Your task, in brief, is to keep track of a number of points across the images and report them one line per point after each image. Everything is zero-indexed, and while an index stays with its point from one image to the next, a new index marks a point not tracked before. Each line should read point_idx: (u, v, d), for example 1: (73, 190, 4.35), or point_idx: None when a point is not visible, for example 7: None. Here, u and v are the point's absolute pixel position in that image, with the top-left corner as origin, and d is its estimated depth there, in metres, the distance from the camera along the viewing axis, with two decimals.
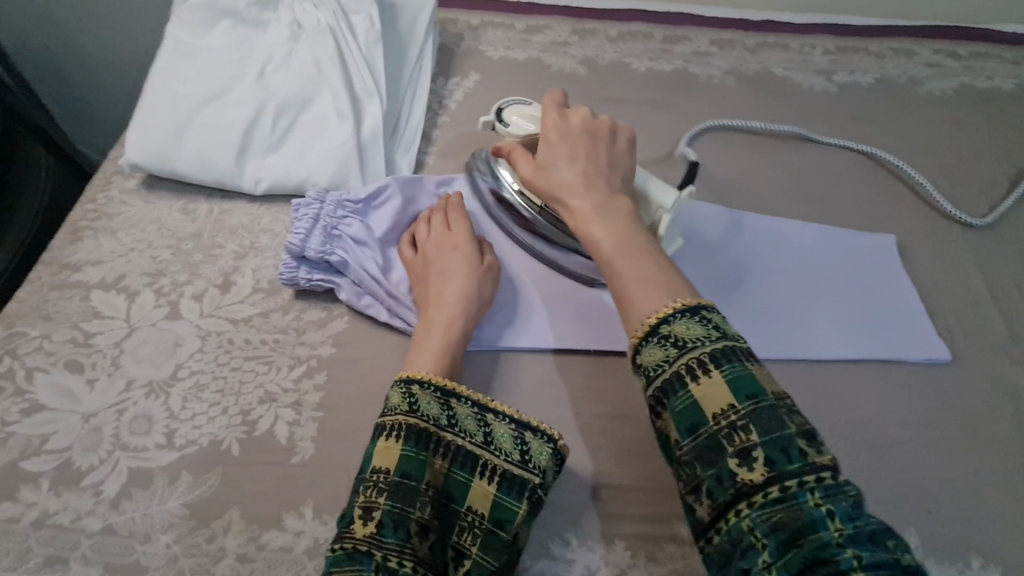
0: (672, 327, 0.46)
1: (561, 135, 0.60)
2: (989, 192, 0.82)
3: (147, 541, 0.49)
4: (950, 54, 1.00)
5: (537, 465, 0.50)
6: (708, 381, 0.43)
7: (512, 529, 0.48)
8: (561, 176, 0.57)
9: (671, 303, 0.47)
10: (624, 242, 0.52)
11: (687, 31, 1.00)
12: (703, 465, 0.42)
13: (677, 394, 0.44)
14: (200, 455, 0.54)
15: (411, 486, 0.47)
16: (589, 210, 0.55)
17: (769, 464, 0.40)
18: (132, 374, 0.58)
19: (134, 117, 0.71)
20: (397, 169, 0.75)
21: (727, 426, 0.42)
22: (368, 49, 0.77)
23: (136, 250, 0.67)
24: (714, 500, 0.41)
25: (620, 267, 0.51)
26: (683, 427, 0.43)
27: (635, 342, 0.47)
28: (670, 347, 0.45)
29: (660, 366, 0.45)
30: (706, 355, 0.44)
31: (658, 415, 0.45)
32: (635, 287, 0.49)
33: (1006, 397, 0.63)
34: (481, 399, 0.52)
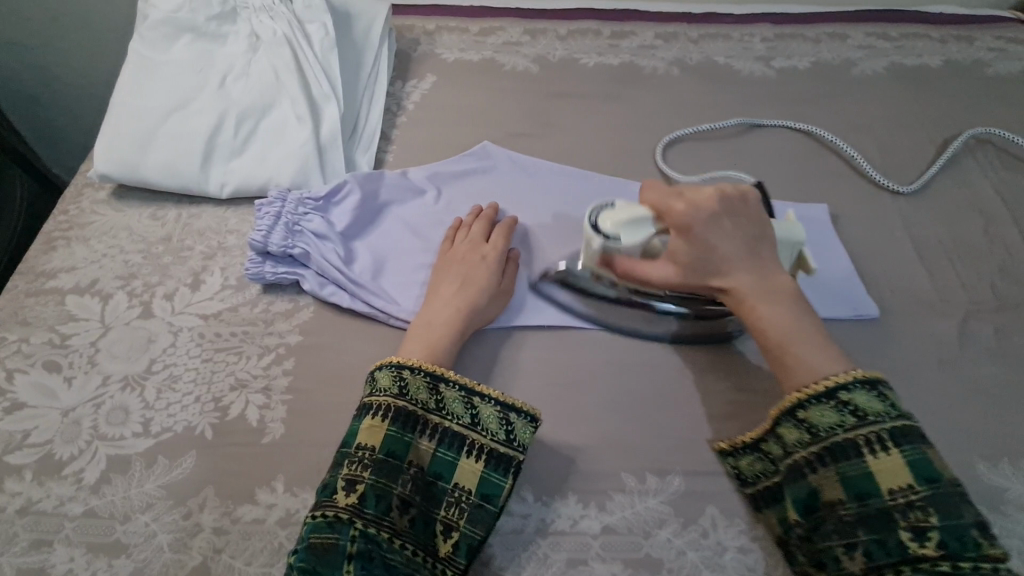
0: (851, 395, 0.51)
1: (703, 216, 0.59)
2: (916, 161, 0.88)
3: (127, 521, 0.53)
4: (881, 36, 1.06)
5: (521, 444, 0.54)
6: (887, 458, 0.49)
7: (499, 502, 0.52)
8: (716, 265, 0.58)
9: (847, 372, 0.52)
10: (794, 327, 0.55)
11: (634, 26, 1.06)
12: (867, 528, 0.48)
13: (850, 459, 0.50)
14: (175, 441, 0.57)
15: (394, 464, 0.52)
16: (752, 296, 0.57)
17: (941, 546, 0.46)
18: (109, 370, 0.61)
19: (102, 131, 0.75)
20: (357, 168, 0.79)
21: (902, 502, 0.48)
22: (323, 56, 0.81)
23: (108, 256, 0.70)
24: (872, 560, 0.47)
25: (796, 357, 0.54)
26: (851, 491, 0.50)
27: (799, 398, 0.53)
28: (846, 415, 0.51)
29: (833, 429, 0.51)
30: (886, 432, 0.50)
31: (819, 470, 0.52)
32: (803, 364, 0.54)
33: (932, 346, 0.68)
34: (467, 384, 0.56)
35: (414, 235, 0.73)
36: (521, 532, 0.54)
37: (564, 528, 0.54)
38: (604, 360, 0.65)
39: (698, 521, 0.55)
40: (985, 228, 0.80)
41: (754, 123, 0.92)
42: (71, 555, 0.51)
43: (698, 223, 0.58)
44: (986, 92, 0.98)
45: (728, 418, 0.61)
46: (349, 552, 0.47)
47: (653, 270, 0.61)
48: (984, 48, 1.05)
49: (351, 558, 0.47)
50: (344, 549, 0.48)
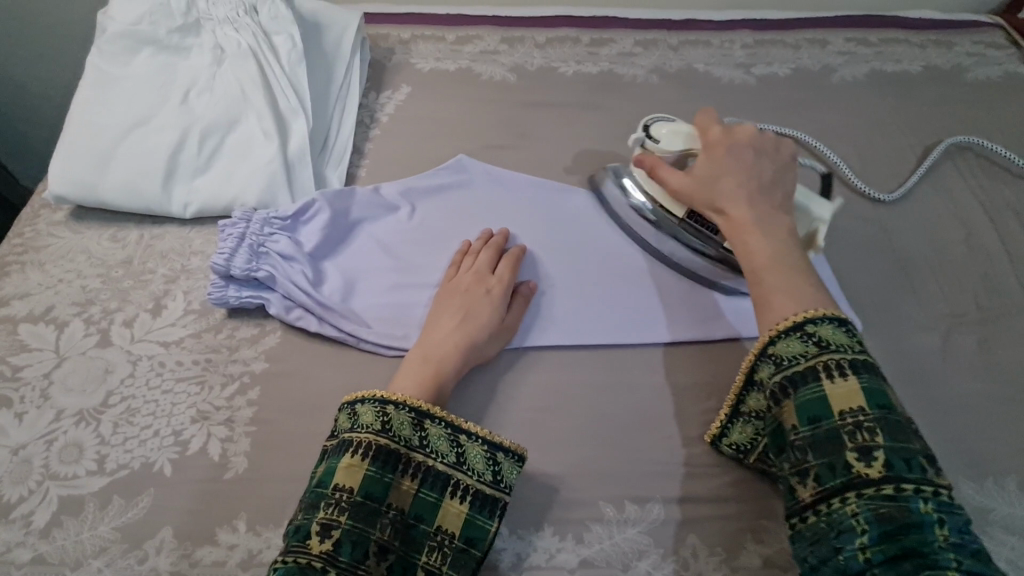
0: (818, 327, 0.49)
1: (729, 145, 0.60)
2: (897, 169, 0.87)
3: (79, 567, 0.50)
4: (861, 42, 1.05)
5: (507, 484, 0.52)
6: (843, 383, 0.46)
7: (483, 546, 0.50)
8: (722, 184, 0.58)
9: (820, 309, 0.50)
10: (779, 256, 0.54)
11: (613, 33, 1.04)
12: (817, 452, 0.45)
13: (804, 386, 0.47)
14: (132, 479, 0.54)
15: (373, 507, 0.49)
16: (747, 218, 0.56)
17: (887, 466, 0.42)
18: (62, 404, 0.58)
19: (58, 150, 0.72)
20: (327, 184, 0.77)
21: (852, 424, 0.44)
22: (291, 68, 0.78)
23: (64, 281, 0.67)
24: (820, 485, 0.44)
25: (772, 280, 0.52)
26: (804, 416, 0.46)
27: (771, 335, 0.50)
28: (810, 345, 0.48)
29: (795, 359, 0.48)
30: (846, 361, 0.47)
31: (779, 400, 0.49)
32: (783, 289, 0.52)
33: (915, 361, 0.67)
34: (455, 421, 0.53)
35: (387, 255, 0.71)
36: (495, 567, 0.52)
37: (539, 562, 0.52)
38: (583, 383, 0.63)
39: (678, 552, 0.53)
40: (966, 238, 0.79)
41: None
42: None
43: (724, 147, 0.60)
44: (966, 98, 0.98)
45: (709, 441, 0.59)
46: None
47: (666, 176, 0.62)
48: (963, 53, 1.04)
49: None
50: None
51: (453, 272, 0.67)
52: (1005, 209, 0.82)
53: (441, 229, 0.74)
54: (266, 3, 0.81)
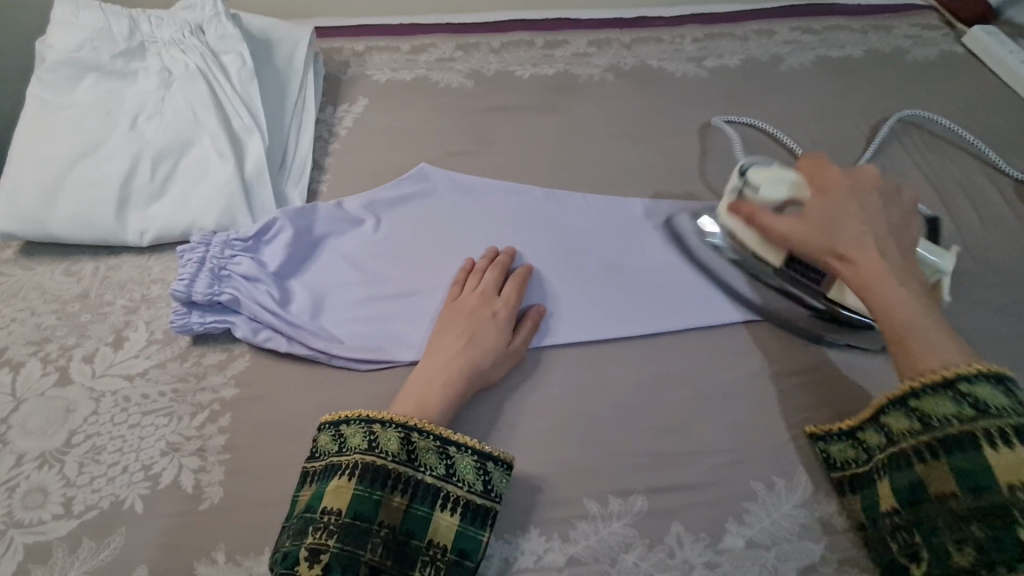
0: (971, 387, 0.48)
1: (853, 189, 0.59)
2: (849, 151, 0.90)
3: None
4: (805, 30, 1.08)
5: (498, 493, 0.52)
6: (1010, 453, 0.45)
7: (477, 557, 0.50)
8: (847, 229, 0.57)
9: (970, 362, 0.49)
10: (916, 309, 0.52)
11: (566, 35, 1.05)
12: (980, 523, 0.45)
13: (965, 452, 0.47)
14: (102, 519, 0.52)
15: (362, 528, 0.48)
16: (880, 271, 0.54)
17: None
18: (23, 448, 0.56)
19: (1, 185, 0.69)
20: (288, 202, 0.76)
21: (1023, 498, 0.44)
22: (242, 87, 0.77)
23: (17, 320, 0.65)
24: (978, 553, 0.45)
25: (915, 337, 0.51)
26: (963, 485, 0.47)
27: (912, 387, 0.50)
28: (964, 406, 0.48)
29: (948, 420, 0.48)
30: (1012, 426, 0.46)
31: (925, 460, 0.50)
32: (926, 347, 0.51)
33: None
34: (443, 433, 0.53)
35: (357, 269, 0.70)
36: (484, 574, 0.52)
37: (528, 564, 0.52)
38: (558, 382, 0.63)
39: (663, 541, 0.54)
40: None
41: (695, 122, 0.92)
42: None
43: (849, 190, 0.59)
44: (907, 78, 1.02)
45: (688, 428, 0.60)
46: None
47: (772, 224, 0.61)
48: (901, 36, 1.09)
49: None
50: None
51: (460, 291, 0.66)
52: (951, 183, 0.86)
53: (410, 238, 0.73)
54: (212, 22, 0.79)
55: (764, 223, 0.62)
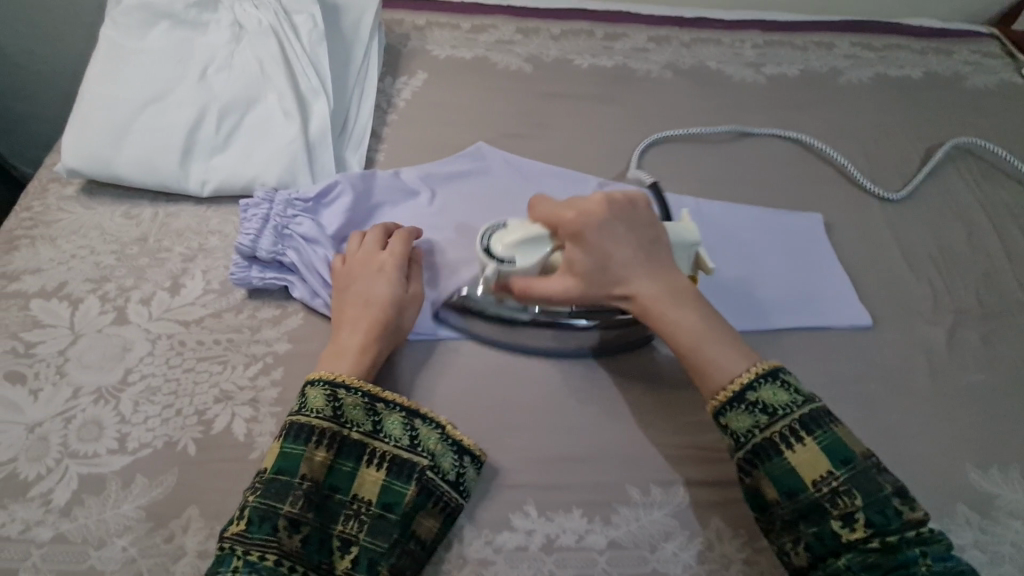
0: (759, 394, 0.50)
1: (595, 218, 0.56)
2: (901, 170, 0.90)
3: (102, 545, 0.49)
4: (865, 47, 1.07)
5: (425, 448, 0.52)
6: (804, 449, 0.48)
7: (400, 509, 0.50)
8: (611, 273, 0.55)
9: (752, 368, 0.52)
10: (699, 328, 0.53)
11: (626, 28, 1.05)
12: (805, 522, 0.48)
13: (772, 458, 0.49)
14: (155, 457, 0.53)
15: (286, 482, 0.49)
16: (656, 303, 0.54)
17: (870, 524, 0.46)
18: (79, 381, 0.57)
19: (71, 124, 0.70)
20: (347, 167, 0.76)
21: (830, 490, 0.47)
22: (312, 48, 0.77)
23: (77, 257, 0.65)
24: (812, 552, 0.47)
25: (706, 357, 0.53)
26: (782, 489, 0.48)
27: (719, 407, 0.51)
28: (759, 415, 0.50)
29: (752, 432, 0.50)
30: (797, 423, 0.49)
31: (751, 474, 0.50)
32: (715, 366, 0.52)
33: (923, 353, 0.69)
34: (371, 389, 0.53)
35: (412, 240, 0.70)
36: (526, 549, 0.52)
37: (569, 543, 0.53)
38: (605, 370, 0.63)
39: (704, 534, 0.54)
40: (968, 238, 0.81)
41: (742, 131, 0.91)
42: None
43: (591, 227, 0.55)
44: (964, 103, 1.01)
45: None
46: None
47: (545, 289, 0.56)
48: (961, 61, 1.08)
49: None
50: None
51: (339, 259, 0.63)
52: (1002, 212, 0.85)
53: (462, 215, 0.73)
54: None
55: (540, 293, 0.56)
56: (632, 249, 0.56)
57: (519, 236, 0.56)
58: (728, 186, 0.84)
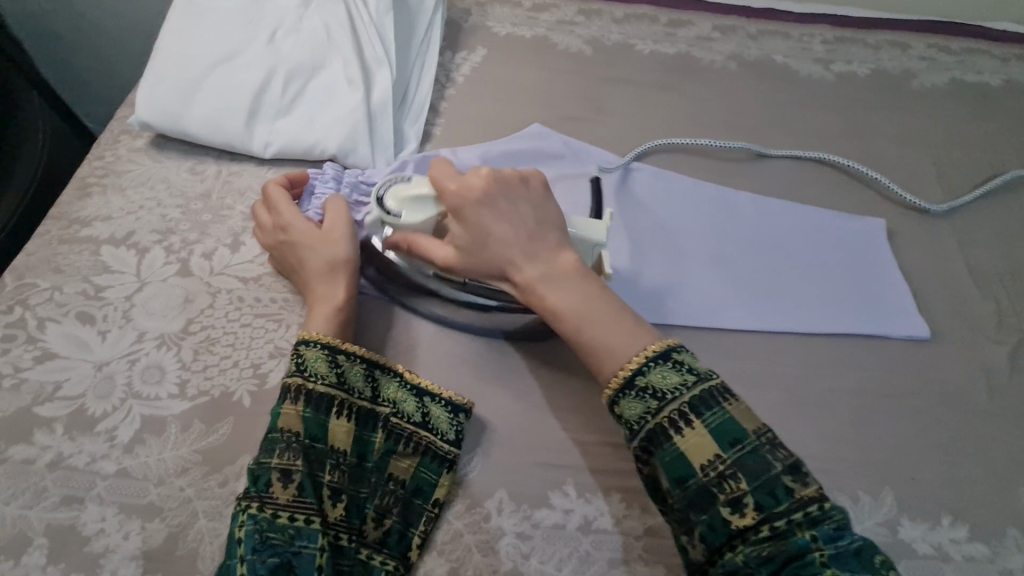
0: (648, 378, 0.46)
1: (472, 200, 0.53)
2: (973, 181, 0.86)
3: (162, 483, 0.51)
4: (943, 49, 1.02)
5: (386, 398, 0.55)
6: (693, 433, 0.44)
7: (373, 456, 0.53)
8: (492, 254, 0.52)
9: (642, 352, 0.48)
10: (587, 309, 0.50)
11: (690, 16, 1.02)
12: (696, 510, 0.44)
13: (663, 446, 0.45)
14: (212, 405, 0.55)
15: (270, 440, 0.49)
16: (541, 285, 0.51)
17: (758, 508, 0.42)
18: (144, 326, 0.59)
19: (144, 78, 0.72)
20: (405, 139, 0.76)
21: (716, 476, 0.44)
22: (379, 17, 0.77)
23: (145, 208, 0.68)
24: (708, 545, 0.43)
25: (598, 339, 0.49)
26: (672, 477, 0.44)
27: (611, 395, 0.47)
28: (648, 400, 0.46)
29: (642, 419, 0.46)
30: (686, 405, 0.45)
31: (646, 463, 0.46)
32: (605, 351, 0.49)
33: (982, 370, 0.66)
34: (331, 342, 0.54)
35: None
36: (563, 528, 0.53)
37: (606, 526, 0.53)
38: None
39: None
40: None
41: (760, 153, 0.84)
42: (103, 514, 0.50)
43: (469, 204, 0.52)
44: None
45: None
46: (239, 537, 0.45)
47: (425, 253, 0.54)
48: None
49: (241, 542, 0.45)
50: (234, 535, 0.46)
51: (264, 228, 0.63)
52: None
53: None
54: None
55: (422, 251, 0.54)
56: (515, 227, 0.52)
57: (412, 193, 0.56)
58: (773, 186, 0.81)
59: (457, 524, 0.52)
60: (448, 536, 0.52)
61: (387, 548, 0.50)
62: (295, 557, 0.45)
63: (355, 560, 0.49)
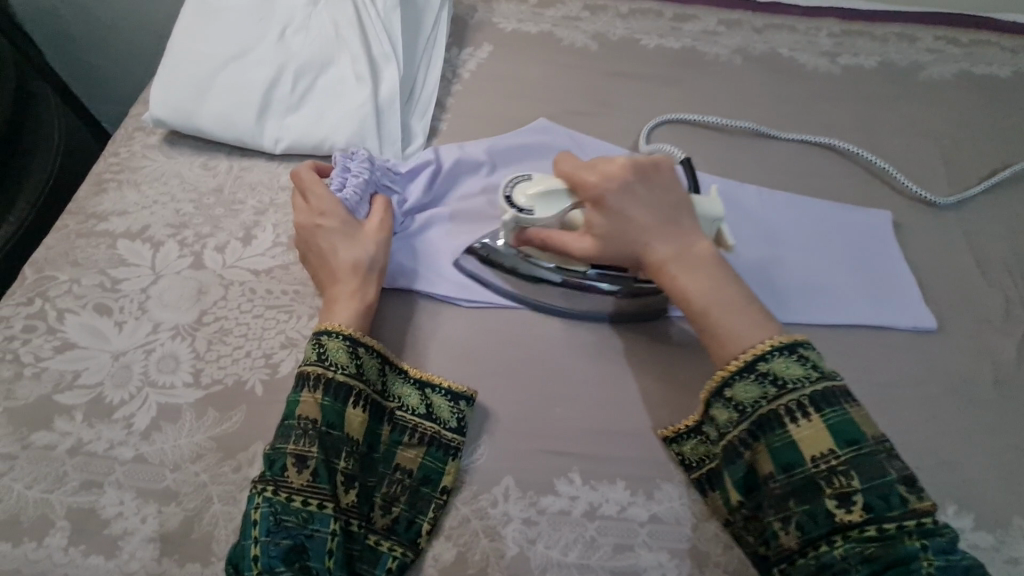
0: (769, 365, 0.48)
1: (614, 181, 0.55)
2: (980, 172, 0.85)
3: (177, 469, 0.53)
4: (951, 41, 1.01)
5: (396, 393, 0.56)
6: (809, 425, 0.46)
7: (382, 446, 0.54)
8: (633, 235, 0.55)
9: (767, 340, 0.50)
10: (716, 290, 0.52)
11: (696, 10, 1.02)
12: (798, 499, 0.46)
13: (774, 431, 0.47)
14: (226, 394, 0.57)
15: (289, 426, 0.50)
16: (675, 265, 0.53)
17: (868, 508, 0.44)
18: (159, 318, 0.61)
19: (157, 76, 0.73)
20: (412, 134, 0.77)
21: (827, 469, 0.45)
22: (386, 14, 0.78)
23: (159, 203, 0.69)
24: (804, 533, 0.45)
25: (727, 318, 0.51)
26: (778, 462, 0.47)
27: (725, 375, 0.50)
28: (767, 387, 0.48)
29: (757, 403, 0.48)
30: (807, 398, 0.47)
31: (751, 446, 0.49)
32: (734, 333, 0.50)
33: (988, 361, 0.66)
34: (352, 334, 0.55)
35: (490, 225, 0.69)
36: (568, 514, 0.54)
37: (611, 513, 0.54)
38: (654, 348, 0.63)
39: None
40: None
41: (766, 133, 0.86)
42: (121, 499, 0.51)
43: (611, 189, 0.55)
44: None
45: None
46: (254, 518, 0.47)
47: (568, 244, 0.57)
48: None
49: (256, 523, 0.47)
50: (250, 516, 0.48)
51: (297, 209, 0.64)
52: None
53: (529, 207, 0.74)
54: None
55: (561, 246, 0.58)
56: (652, 210, 0.55)
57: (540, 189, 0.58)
58: (777, 177, 0.81)
59: (465, 510, 0.53)
60: (456, 521, 0.53)
61: (395, 535, 0.51)
62: (307, 540, 0.47)
63: (364, 545, 0.51)
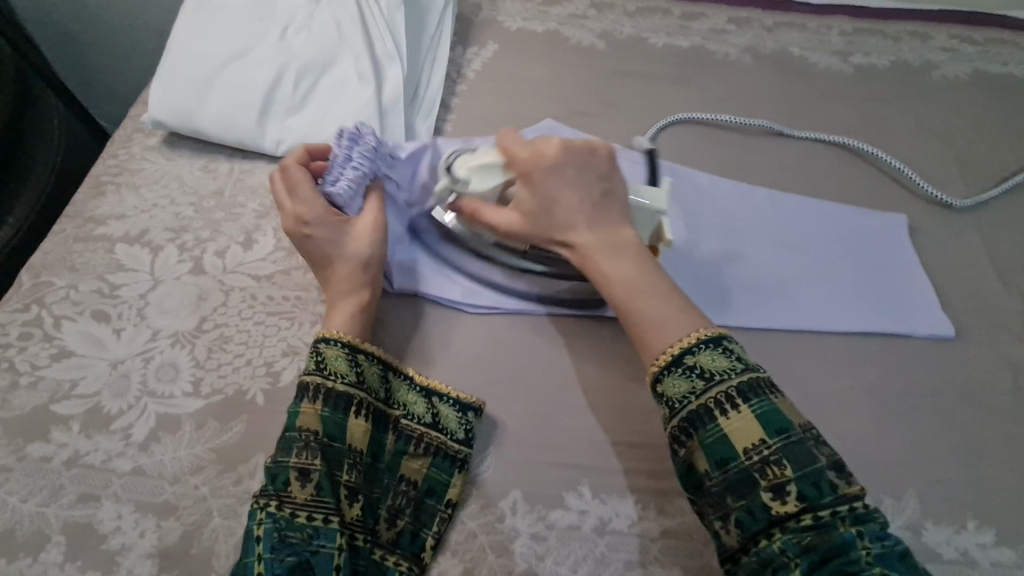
0: (696, 357, 0.47)
1: (541, 164, 0.55)
2: (997, 174, 0.83)
3: (176, 482, 0.51)
4: (965, 39, 0.99)
5: (400, 400, 0.54)
6: (738, 417, 0.45)
7: (385, 456, 0.53)
8: (552, 220, 0.54)
9: (694, 333, 0.48)
10: (640, 282, 0.52)
11: (705, 8, 1.00)
12: (735, 495, 0.44)
13: (705, 425, 0.45)
14: (226, 403, 0.55)
15: (288, 439, 0.49)
16: (591, 253, 0.53)
17: (801, 498, 0.42)
18: (158, 325, 0.59)
19: (157, 76, 0.72)
20: (416, 135, 0.76)
21: (759, 461, 0.44)
22: (390, 13, 0.77)
23: (158, 206, 0.68)
24: (743, 530, 0.43)
25: (644, 309, 0.50)
26: (712, 459, 0.45)
27: (656, 371, 0.48)
28: (695, 380, 0.46)
29: (684, 399, 0.46)
30: (734, 389, 0.45)
31: (684, 443, 0.46)
32: (654, 326, 0.49)
33: (1007, 370, 0.64)
34: (350, 340, 0.53)
35: None
36: (577, 529, 0.52)
37: (621, 528, 0.52)
38: None
39: None
40: None
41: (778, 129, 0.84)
42: (119, 512, 0.50)
43: (540, 170, 0.54)
44: None
45: None
46: (257, 535, 0.45)
47: (490, 219, 0.56)
48: None
49: (260, 540, 0.45)
50: (253, 532, 0.46)
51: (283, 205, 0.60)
52: None
53: None
54: None
55: (484, 219, 0.56)
56: (581, 195, 0.54)
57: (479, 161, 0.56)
58: (790, 178, 0.80)
59: (472, 525, 0.52)
60: (463, 536, 0.51)
61: (400, 549, 0.50)
62: (312, 556, 0.45)
63: (370, 560, 0.49)
